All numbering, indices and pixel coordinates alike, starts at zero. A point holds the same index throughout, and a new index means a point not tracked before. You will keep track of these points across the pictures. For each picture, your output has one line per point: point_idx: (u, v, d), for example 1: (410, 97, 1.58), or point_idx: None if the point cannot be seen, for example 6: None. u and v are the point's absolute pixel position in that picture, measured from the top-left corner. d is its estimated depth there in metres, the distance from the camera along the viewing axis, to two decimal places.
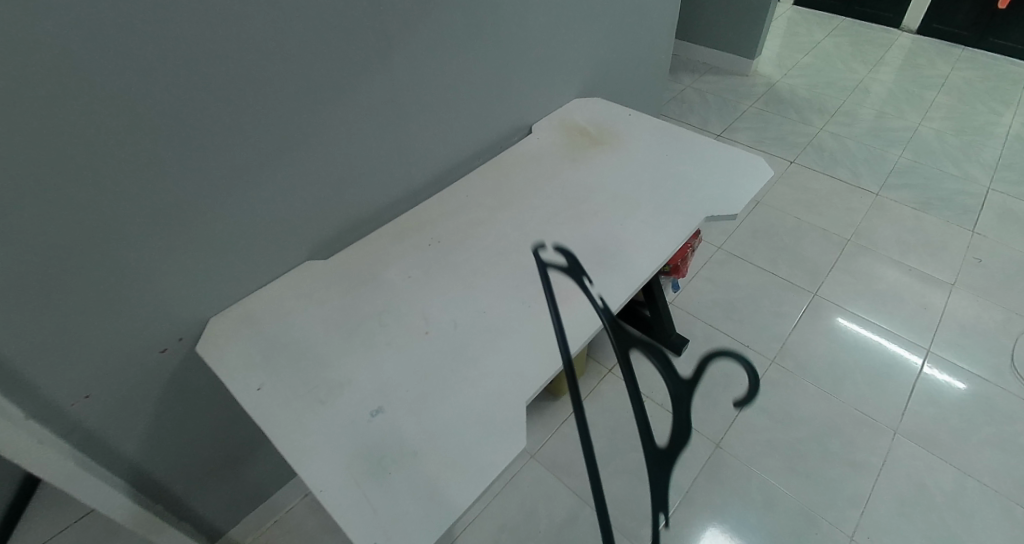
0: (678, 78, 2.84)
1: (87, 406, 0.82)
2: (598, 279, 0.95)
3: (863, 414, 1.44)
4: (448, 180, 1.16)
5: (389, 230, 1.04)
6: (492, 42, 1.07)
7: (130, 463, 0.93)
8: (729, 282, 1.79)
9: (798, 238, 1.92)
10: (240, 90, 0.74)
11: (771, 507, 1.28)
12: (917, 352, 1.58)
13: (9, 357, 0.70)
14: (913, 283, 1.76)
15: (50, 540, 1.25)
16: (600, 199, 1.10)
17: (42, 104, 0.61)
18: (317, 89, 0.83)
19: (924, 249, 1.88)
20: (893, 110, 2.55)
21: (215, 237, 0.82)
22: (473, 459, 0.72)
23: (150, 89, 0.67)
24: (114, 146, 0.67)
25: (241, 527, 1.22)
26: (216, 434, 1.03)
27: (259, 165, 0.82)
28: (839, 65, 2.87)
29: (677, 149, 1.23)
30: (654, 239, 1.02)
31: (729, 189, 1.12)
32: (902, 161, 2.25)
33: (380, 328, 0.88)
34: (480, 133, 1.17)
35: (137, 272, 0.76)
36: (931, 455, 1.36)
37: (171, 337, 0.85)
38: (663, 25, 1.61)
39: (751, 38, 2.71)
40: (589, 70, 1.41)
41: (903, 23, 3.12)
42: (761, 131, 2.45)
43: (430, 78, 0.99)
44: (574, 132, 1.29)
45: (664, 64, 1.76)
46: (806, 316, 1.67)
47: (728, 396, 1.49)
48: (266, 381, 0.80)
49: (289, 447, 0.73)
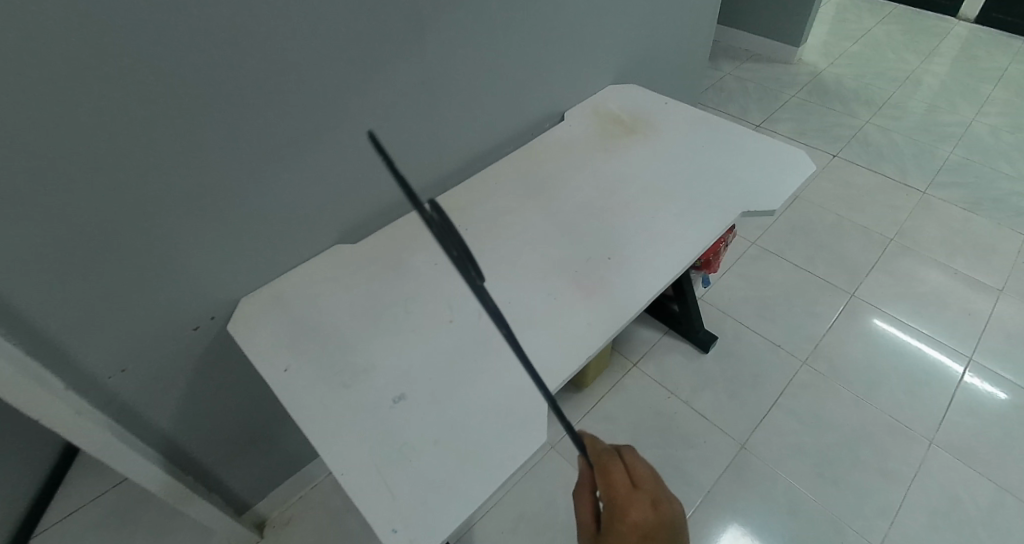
0: (717, 65, 2.75)
1: (123, 380, 0.84)
2: (627, 273, 0.93)
3: (897, 422, 1.39)
4: (477, 168, 1.15)
5: (418, 216, 1.04)
6: (528, 27, 1.05)
7: (162, 435, 0.96)
8: (762, 279, 1.74)
9: (837, 236, 1.86)
10: (275, 73, 0.74)
11: (795, 512, 1.26)
12: (958, 360, 1.51)
13: (51, 332, 0.73)
14: (957, 287, 1.69)
15: (89, 503, 1.31)
16: (631, 191, 1.08)
17: (82, 85, 0.61)
18: (350, 74, 0.82)
19: (972, 251, 1.79)
20: (945, 104, 2.42)
21: (248, 218, 0.83)
22: (493, 451, 0.72)
23: (187, 69, 0.67)
24: (151, 125, 0.67)
25: (267, 502, 1.25)
26: (244, 410, 1.05)
27: (291, 148, 0.82)
28: (889, 55, 2.73)
29: (715, 140, 1.19)
30: (686, 233, 0.99)
31: (767, 184, 1.08)
32: (952, 159, 2.14)
33: (404, 314, 0.88)
34: (512, 119, 1.15)
35: (171, 252, 0.78)
36: (968, 467, 1.31)
37: (204, 315, 0.87)
38: (706, 9, 1.55)
39: (796, 24, 2.61)
40: (626, 57, 1.37)
41: (961, 11, 2.96)
42: (803, 123, 2.36)
43: (463, 64, 0.97)
44: (607, 120, 1.26)
45: (704, 51, 1.70)
46: (842, 317, 1.62)
47: (757, 396, 1.46)
48: (293, 363, 0.81)
49: (314, 429, 0.74)
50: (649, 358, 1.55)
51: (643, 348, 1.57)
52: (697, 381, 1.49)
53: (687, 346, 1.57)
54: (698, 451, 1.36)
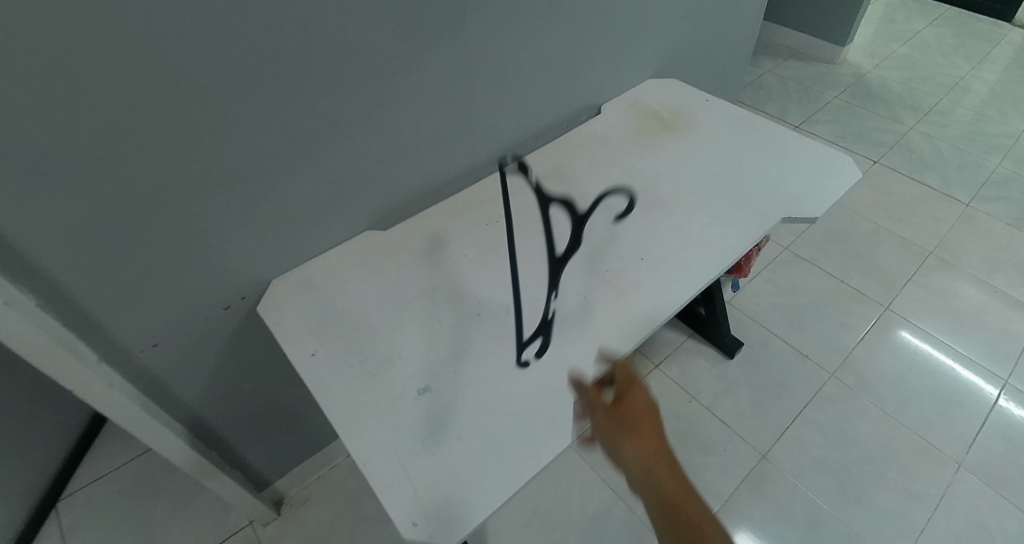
0: (757, 62, 2.68)
1: (153, 355, 0.85)
2: (660, 276, 0.90)
3: (925, 442, 1.35)
4: (511, 159, 1.13)
5: (450, 205, 1.03)
6: (570, 17, 1.02)
7: (188, 410, 0.97)
8: (792, 286, 1.70)
9: (873, 246, 1.80)
10: (315, 56, 0.73)
11: (814, 527, 1.23)
12: (993, 381, 1.46)
13: (86, 305, 0.73)
14: (997, 306, 1.63)
15: (114, 470, 1.34)
16: (668, 190, 1.05)
17: (126, 61, 0.61)
18: (390, 59, 0.81)
19: (1015, 270, 1.72)
20: (995, 114, 2.32)
21: (283, 200, 0.82)
22: (517, 450, 0.71)
23: (230, 48, 0.66)
24: (192, 103, 0.67)
25: (286, 480, 1.27)
26: (268, 389, 1.06)
27: (327, 132, 0.81)
28: (938, 59, 2.63)
29: (757, 142, 1.15)
30: (723, 237, 0.96)
31: (809, 190, 1.04)
32: (999, 172, 2.06)
33: (432, 305, 0.87)
34: (549, 111, 1.13)
35: (206, 231, 0.78)
36: (996, 493, 1.27)
37: (234, 295, 0.87)
38: (752, 4, 1.50)
39: (843, 23, 2.51)
40: (668, 51, 1.33)
41: (1018, 16, 2.83)
42: (844, 126, 2.28)
43: (503, 53, 0.95)
44: (646, 115, 1.23)
45: (747, 48, 1.65)
46: (874, 330, 1.58)
47: (780, 406, 1.43)
48: (320, 348, 0.81)
49: (339, 417, 0.74)
50: (671, 360, 1.53)
51: (666, 350, 1.55)
52: (720, 386, 1.47)
53: (711, 350, 1.55)
54: (716, 458, 1.34)
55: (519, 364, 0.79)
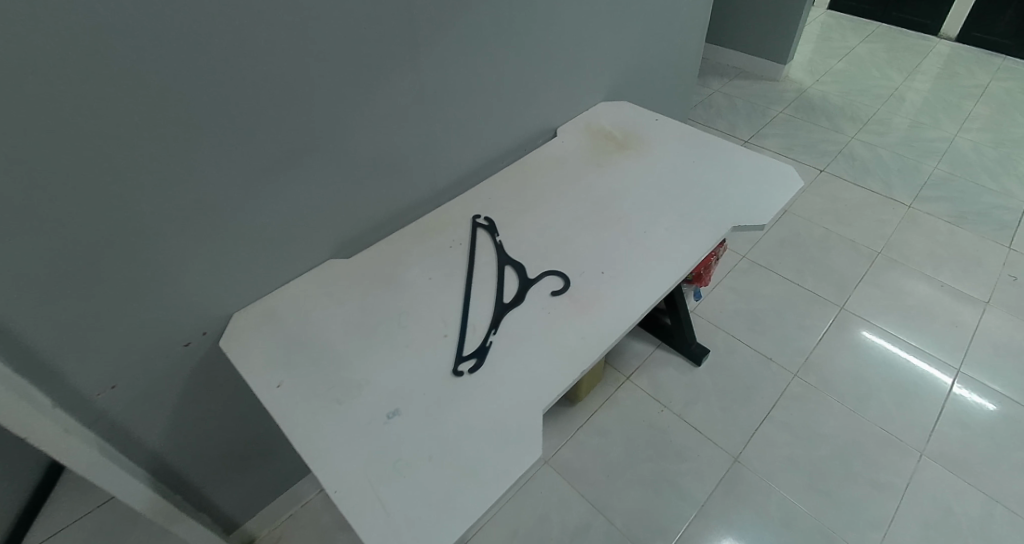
0: (705, 82, 2.80)
1: (113, 396, 0.83)
2: (620, 287, 0.93)
3: (888, 433, 1.40)
4: (471, 182, 1.16)
5: (412, 230, 1.04)
6: (520, 44, 1.07)
7: (150, 452, 0.94)
8: (753, 292, 1.76)
9: (826, 250, 1.88)
10: (270, 90, 0.75)
11: (789, 524, 1.26)
12: (947, 370, 1.53)
13: (41, 347, 0.72)
14: (945, 299, 1.71)
15: (73, 523, 1.29)
16: (624, 205, 1.09)
17: (80, 103, 0.62)
18: (345, 90, 0.83)
19: (957, 264, 1.82)
20: (929, 120, 2.47)
21: (243, 233, 0.83)
22: (490, 466, 0.72)
23: (187, 84, 0.68)
24: (147, 140, 0.68)
25: (256, 520, 1.24)
26: (233, 426, 1.04)
27: (284, 163, 0.82)
28: (873, 72, 2.79)
29: (705, 156, 1.20)
30: (678, 247, 1.00)
31: (756, 199, 1.09)
32: (937, 174, 2.18)
33: (398, 329, 0.88)
34: (506, 135, 1.17)
35: (165, 267, 0.78)
36: (958, 478, 1.32)
37: (196, 331, 0.87)
38: (694, 28, 1.59)
39: (782, 42, 2.66)
40: (617, 74, 1.39)
41: (942, 30, 3.04)
42: (790, 138, 2.40)
43: (457, 80, 0.99)
44: (599, 135, 1.28)
45: (693, 68, 1.73)
46: (832, 329, 1.64)
47: (749, 408, 1.46)
48: (286, 378, 0.81)
49: (306, 446, 0.74)
50: (642, 371, 1.56)
51: (636, 362, 1.58)
52: (690, 394, 1.50)
53: (680, 359, 1.58)
54: (691, 464, 1.36)
55: (455, 374, 0.82)
